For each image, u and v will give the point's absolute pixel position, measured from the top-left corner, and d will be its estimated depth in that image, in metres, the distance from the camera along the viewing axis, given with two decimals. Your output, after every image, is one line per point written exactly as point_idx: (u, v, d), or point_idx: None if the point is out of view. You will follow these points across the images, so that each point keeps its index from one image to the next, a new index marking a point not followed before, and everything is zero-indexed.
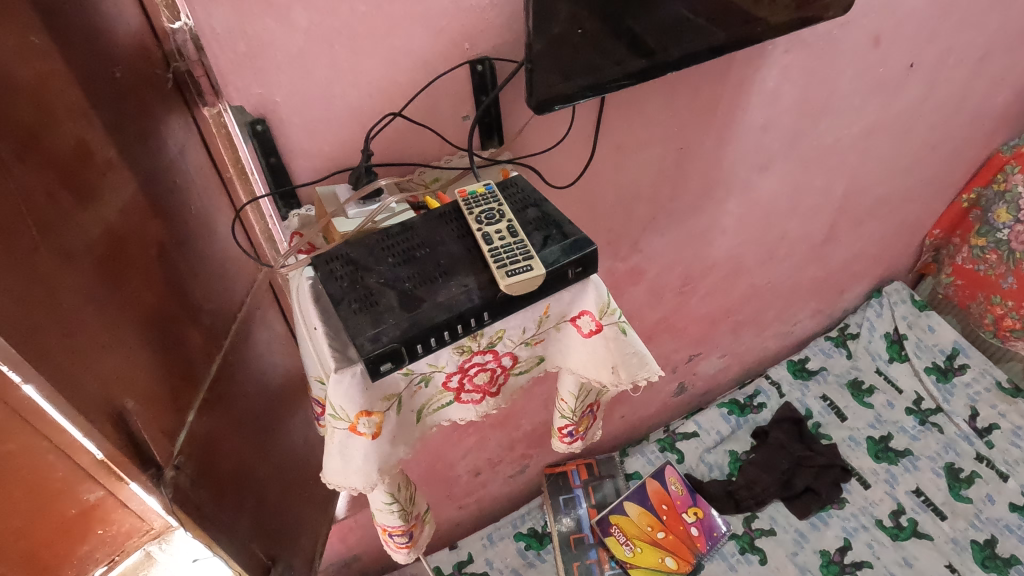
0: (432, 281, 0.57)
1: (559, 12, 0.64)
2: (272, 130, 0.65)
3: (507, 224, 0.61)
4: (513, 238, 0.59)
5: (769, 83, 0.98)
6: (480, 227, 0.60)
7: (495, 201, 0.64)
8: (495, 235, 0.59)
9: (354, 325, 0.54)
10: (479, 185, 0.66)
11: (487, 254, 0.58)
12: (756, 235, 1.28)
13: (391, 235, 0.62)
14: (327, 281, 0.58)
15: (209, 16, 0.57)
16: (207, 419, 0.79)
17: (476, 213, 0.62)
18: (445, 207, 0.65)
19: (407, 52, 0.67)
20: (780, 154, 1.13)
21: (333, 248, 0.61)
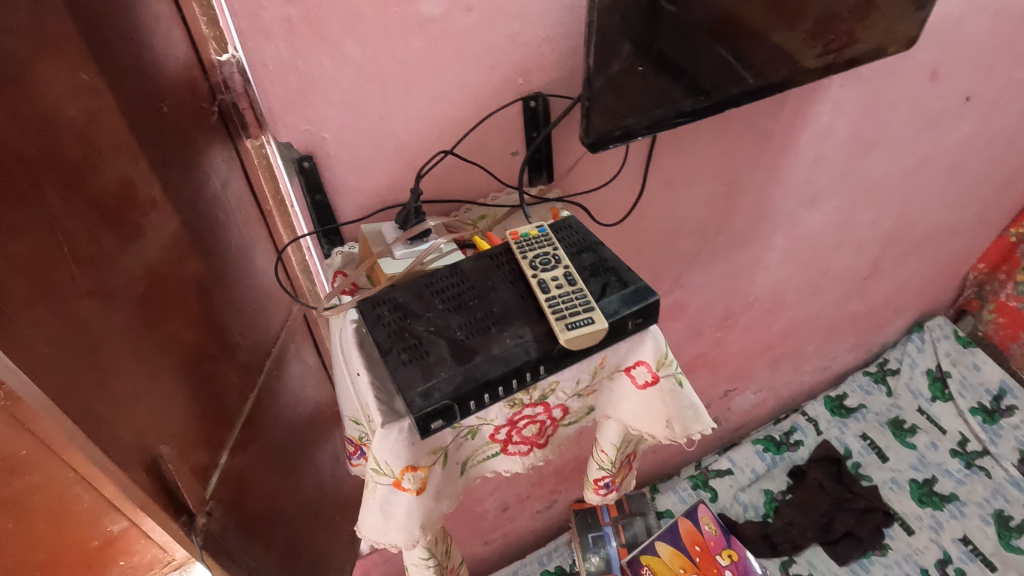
0: (486, 330, 0.53)
1: (621, 50, 0.61)
2: (319, 167, 0.63)
3: (564, 272, 0.57)
4: (572, 287, 0.55)
5: (822, 117, 0.94)
6: (535, 273, 0.56)
7: (549, 244, 0.60)
8: (553, 284, 0.55)
9: (403, 378, 0.50)
10: (532, 227, 0.62)
11: (544, 304, 0.54)
12: (800, 271, 1.24)
13: (439, 276, 0.58)
14: (373, 327, 0.54)
15: (262, 53, 0.54)
16: (240, 459, 0.76)
17: (530, 258, 0.58)
18: (496, 248, 0.61)
19: (459, 88, 0.65)
20: (828, 188, 1.09)
21: (379, 290, 0.57)
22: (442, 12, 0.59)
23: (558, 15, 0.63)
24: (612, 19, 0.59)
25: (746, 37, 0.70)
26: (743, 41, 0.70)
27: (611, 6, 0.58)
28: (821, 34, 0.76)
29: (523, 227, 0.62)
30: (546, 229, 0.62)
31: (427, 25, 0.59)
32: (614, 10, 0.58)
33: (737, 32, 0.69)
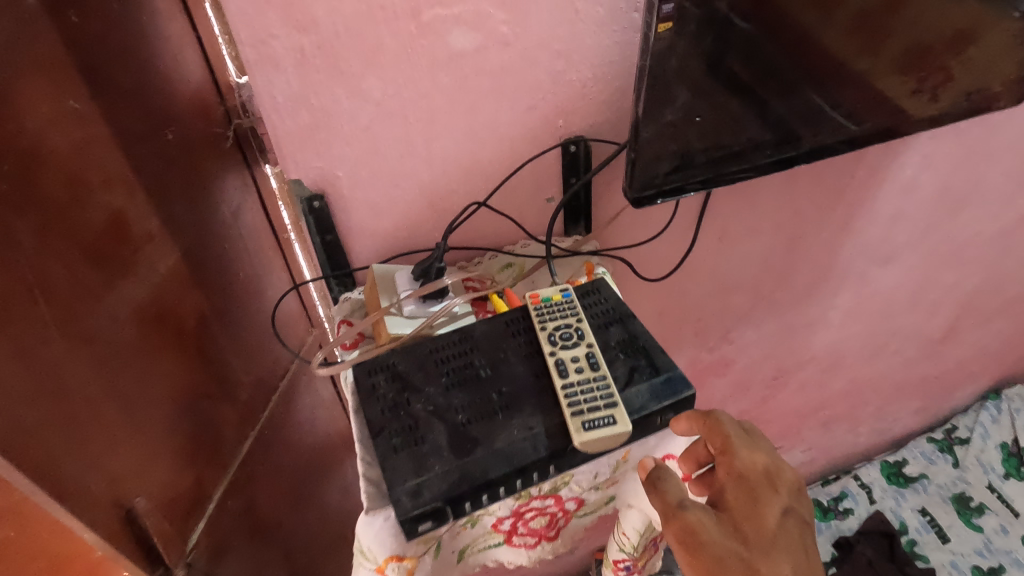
0: (491, 416, 0.46)
1: (677, 96, 0.54)
2: (331, 206, 0.58)
3: (585, 352, 0.49)
4: (593, 373, 0.48)
5: (906, 171, 0.83)
6: (553, 352, 0.49)
7: (572, 314, 0.52)
8: (572, 367, 0.48)
9: (392, 469, 0.43)
10: (556, 291, 0.55)
11: (560, 393, 0.46)
12: (865, 331, 1.12)
13: (446, 344, 0.51)
14: (366, 401, 0.48)
15: (271, 85, 0.49)
16: (236, 502, 0.72)
17: (548, 331, 0.51)
18: (513, 312, 0.54)
19: (490, 128, 0.58)
20: (906, 247, 0.98)
21: (377, 355, 0.51)
22: (474, 46, 0.52)
23: (607, 53, 0.56)
24: (666, 64, 0.51)
25: (825, 84, 0.60)
26: (822, 89, 0.60)
27: (666, 51, 0.50)
28: (917, 76, 0.63)
29: (547, 290, 0.55)
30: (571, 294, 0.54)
31: (457, 60, 0.52)
32: (670, 55, 0.50)
33: (815, 79, 0.59)
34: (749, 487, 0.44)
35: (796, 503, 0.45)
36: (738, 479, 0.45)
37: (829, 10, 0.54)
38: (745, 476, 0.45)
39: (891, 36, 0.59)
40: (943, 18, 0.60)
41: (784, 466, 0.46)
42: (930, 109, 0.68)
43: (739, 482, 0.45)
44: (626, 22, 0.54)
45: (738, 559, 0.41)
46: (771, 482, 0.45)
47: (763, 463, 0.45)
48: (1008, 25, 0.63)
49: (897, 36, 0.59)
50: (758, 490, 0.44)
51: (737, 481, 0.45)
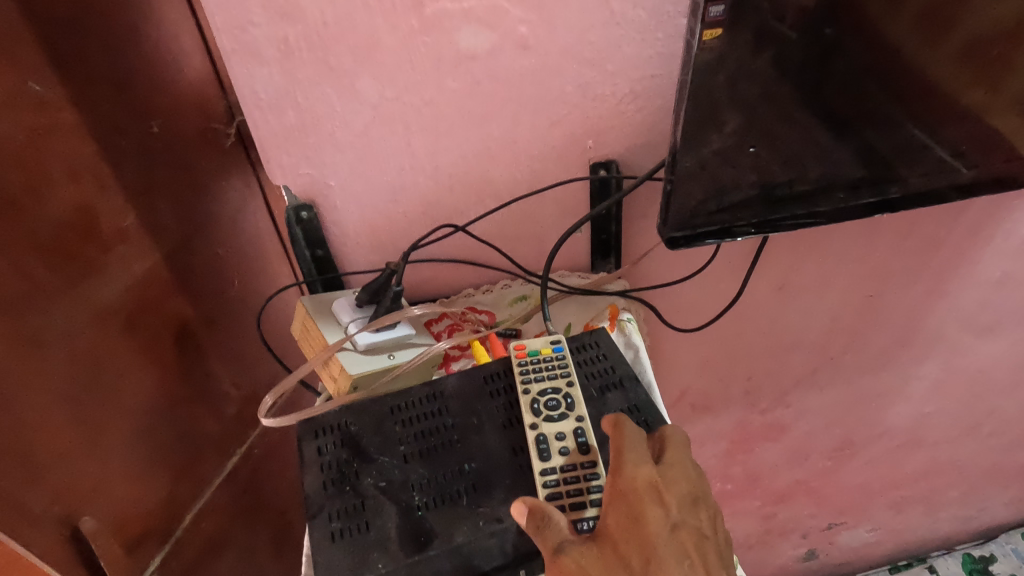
0: (450, 502, 0.40)
1: (726, 122, 0.44)
2: (321, 219, 0.52)
3: (574, 428, 0.43)
4: (579, 456, 0.42)
5: (1022, 228, 0.69)
6: (537, 425, 0.43)
7: (562, 376, 0.46)
8: (557, 447, 0.42)
9: (326, 563, 0.38)
10: (546, 345, 0.48)
11: (540, 480, 0.40)
12: (954, 408, 0.96)
13: (416, 402, 0.46)
14: (310, 470, 0.43)
15: (251, 78, 0.44)
16: (223, 526, 0.65)
17: (533, 397, 0.44)
18: (494, 366, 0.48)
19: (506, 144, 0.50)
20: (1017, 317, 0.82)
21: (331, 411, 0.46)
22: (487, 48, 0.45)
23: (647, 66, 0.47)
24: (714, 81, 0.42)
25: (923, 120, 0.48)
26: (917, 125, 0.49)
27: (715, 64, 0.41)
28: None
29: (536, 341, 0.49)
30: (561, 349, 0.48)
31: (466, 63, 0.45)
32: (720, 69, 0.41)
33: (909, 112, 0.48)
34: (632, 502, 0.37)
35: (693, 516, 0.38)
36: (621, 498, 0.37)
37: (936, 30, 0.44)
38: (631, 493, 0.37)
39: (1012, 62, 0.47)
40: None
41: (678, 470, 0.39)
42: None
43: (624, 500, 0.37)
44: (671, 29, 0.46)
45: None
46: (660, 496, 0.37)
47: (649, 475, 0.38)
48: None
49: (1019, 63, 0.47)
50: (645, 506, 0.37)
51: (620, 499, 0.37)
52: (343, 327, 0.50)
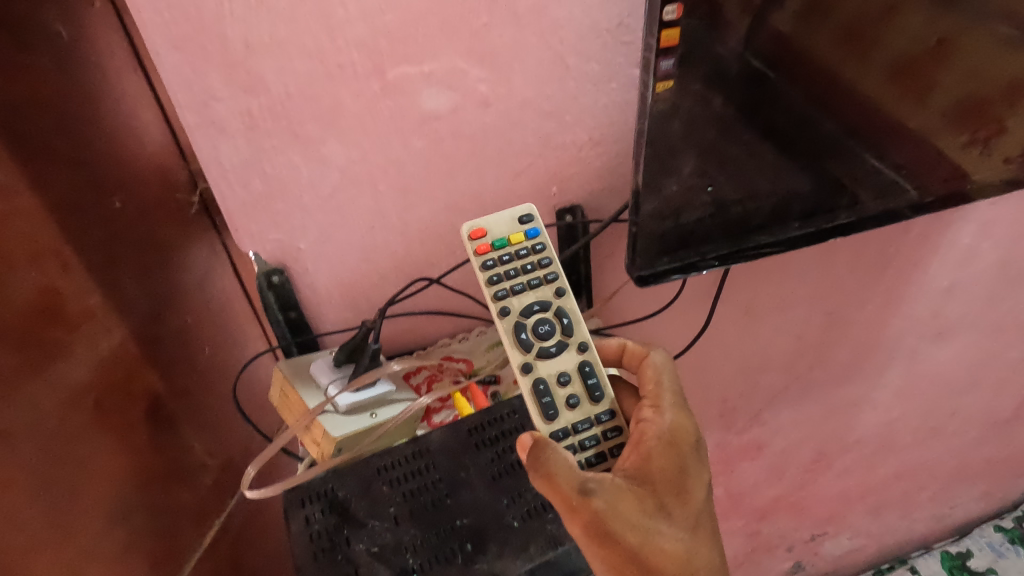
0: (447, 561, 0.41)
1: (682, 165, 0.46)
2: (293, 281, 0.52)
3: (573, 364, 0.47)
4: (589, 404, 0.46)
5: (962, 238, 0.73)
6: (536, 369, 0.47)
7: (549, 284, 0.48)
8: (562, 397, 0.46)
9: None
10: (517, 232, 0.48)
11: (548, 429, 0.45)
12: (918, 412, 0.99)
13: (403, 460, 0.46)
14: (300, 541, 0.42)
15: (216, 151, 0.44)
16: None
17: (524, 327, 0.47)
18: (478, 417, 0.49)
19: (472, 196, 0.51)
20: (967, 322, 0.85)
21: (318, 477, 0.46)
22: (449, 107, 0.46)
23: (604, 113, 0.49)
24: (669, 127, 0.44)
25: (841, 147, 0.51)
26: (839, 155, 0.52)
27: (669, 112, 0.43)
28: (962, 126, 0.53)
29: (508, 227, 0.48)
30: (536, 234, 0.48)
31: (430, 123, 0.46)
32: (673, 118, 0.43)
33: (831, 142, 0.51)
34: (678, 452, 0.43)
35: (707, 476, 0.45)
36: (672, 449, 0.43)
37: (858, 55, 0.46)
38: (679, 447, 0.43)
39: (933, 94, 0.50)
40: (1000, 61, 0.50)
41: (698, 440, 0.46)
42: (987, 168, 0.57)
43: (675, 452, 0.42)
44: (624, 79, 0.48)
45: (664, 534, 0.39)
46: (697, 454, 0.44)
47: (692, 438, 0.44)
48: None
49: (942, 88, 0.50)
50: (690, 462, 0.43)
51: (670, 448, 0.43)
52: (321, 389, 0.50)
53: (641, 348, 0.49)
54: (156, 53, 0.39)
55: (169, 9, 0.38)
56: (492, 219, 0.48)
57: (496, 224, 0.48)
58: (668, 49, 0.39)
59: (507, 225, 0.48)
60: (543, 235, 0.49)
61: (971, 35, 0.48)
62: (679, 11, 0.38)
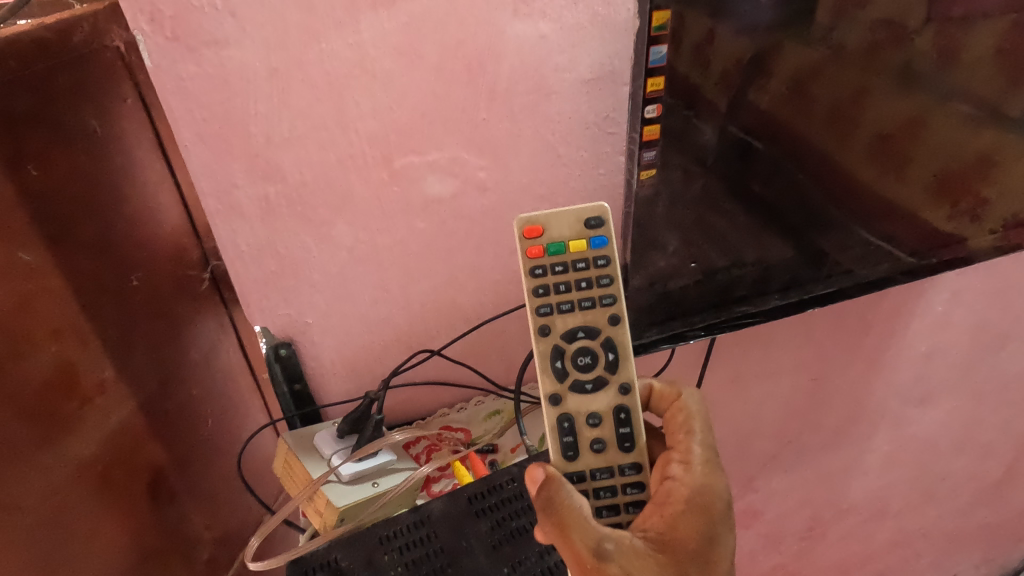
0: None
1: (667, 243, 0.50)
2: (300, 353, 0.54)
3: (608, 404, 0.47)
4: (616, 453, 0.46)
5: (935, 306, 0.77)
6: (566, 404, 0.46)
7: (603, 314, 0.47)
8: (587, 439, 0.46)
9: None
10: (581, 238, 0.46)
11: (564, 469, 0.46)
12: (909, 477, 1.00)
13: (404, 531, 0.47)
14: None
15: (234, 233, 0.47)
16: None
17: (565, 356, 0.46)
18: (477, 485, 0.50)
19: (472, 273, 0.55)
20: (948, 386, 0.88)
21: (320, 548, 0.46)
22: (451, 192, 0.50)
23: (593, 196, 0.53)
24: (653, 210, 0.47)
25: (807, 224, 0.55)
26: (807, 231, 0.56)
27: (653, 197, 0.47)
28: (932, 198, 0.59)
29: (572, 229, 0.46)
30: (600, 244, 0.46)
31: (433, 206, 0.50)
32: (656, 201, 0.47)
33: (799, 220, 0.55)
34: (705, 514, 0.44)
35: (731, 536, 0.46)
36: (701, 512, 0.44)
37: (841, 129, 0.52)
38: (709, 512, 0.44)
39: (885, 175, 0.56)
40: (964, 140, 0.56)
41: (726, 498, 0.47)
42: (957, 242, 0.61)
43: (704, 516, 0.44)
44: (611, 164, 0.52)
45: None
46: (725, 517, 0.45)
47: (721, 502, 0.45)
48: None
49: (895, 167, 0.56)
50: (717, 526, 0.44)
51: (699, 512, 0.44)
52: (325, 459, 0.51)
53: (672, 389, 0.50)
54: (185, 147, 0.43)
55: (200, 110, 0.42)
56: (557, 214, 0.46)
57: (560, 222, 0.46)
58: (650, 142, 0.44)
59: (571, 227, 0.46)
60: (608, 246, 0.47)
61: (937, 116, 0.54)
62: (659, 110, 0.43)
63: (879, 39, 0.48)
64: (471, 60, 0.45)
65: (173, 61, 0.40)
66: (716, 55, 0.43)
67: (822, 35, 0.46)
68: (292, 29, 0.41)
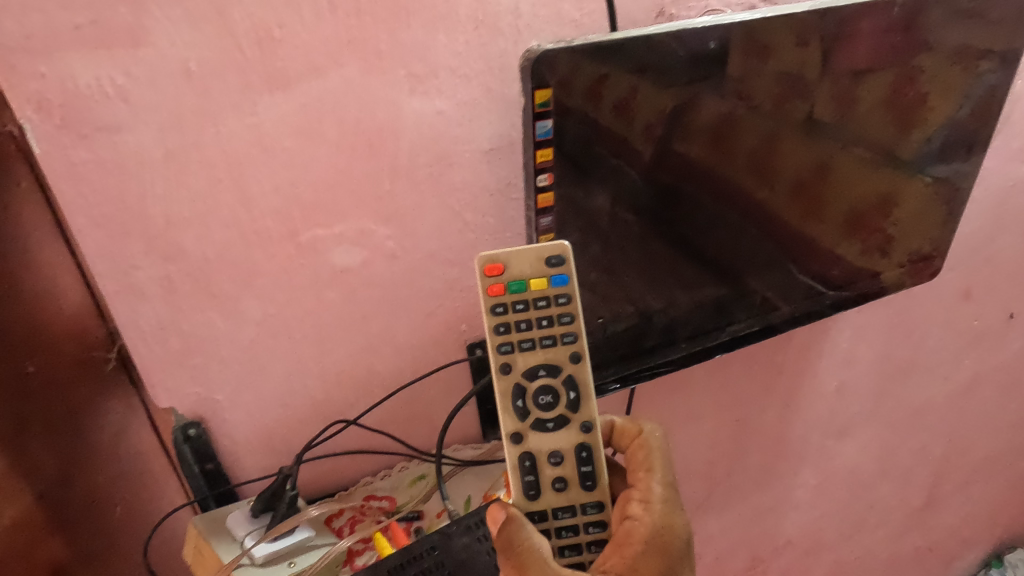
0: None
1: None
2: (210, 432, 0.53)
3: (570, 443, 0.46)
4: (578, 492, 0.45)
5: (840, 342, 0.82)
6: (528, 442, 0.45)
7: (564, 351, 0.46)
8: (549, 477, 0.45)
9: None
10: (541, 276, 0.46)
11: (525, 508, 0.45)
12: (838, 508, 1.03)
13: None
14: None
15: (135, 313, 0.46)
16: None
17: (526, 394, 0.45)
18: (394, 556, 0.49)
19: (387, 338, 0.55)
20: (862, 418, 0.93)
21: None
22: (360, 262, 0.51)
23: None
24: None
25: (711, 274, 0.58)
26: (712, 280, 0.58)
27: None
28: (847, 235, 0.63)
29: (533, 268, 0.46)
30: (561, 282, 0.46)
31: (343, 276, 0.51)
32: None
33: (704, 270, 0.57)
34: (664, 554, 0.44)
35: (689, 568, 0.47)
36: (661, 552, 0.44)
37: (761, 177, 0.55)
38: (669, 551, 0.45)
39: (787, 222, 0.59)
40: (857, 185, 0.61)
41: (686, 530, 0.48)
42: (852, 281, 0.66)
43: (665, 555, 0.44)
44: (517, 227, 0.54)
45: None
46: (684, 553, 0.46)
47: (681, 539, 0.46)
48: (922, 188, 0.65)
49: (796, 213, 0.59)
50: (676, 563, 0.45)
51: (659, 551, 0.44)
52: (237, 541, 0.50)
53: (633, 425, 0.49)
54: (78, 231, 0.42)
55: (93, 194, 0.41)
56: (518, 252, 0.46)
57: (521, 260, 0.46)
58: (545, 209, 0.47)
59: (532, 266, 0.46)
60: (568, 284, 0.46)
61: (842, 161, 0.58)
62: (551, 178, 0.46)
63: (784, 90, 0.52)
64: (372, 136, 0.46)
65: (63, 147, 0.40)
66: (638, 110, 0.46)
67: (735, 87, 0.50)
68: (188, 113, 0.41)
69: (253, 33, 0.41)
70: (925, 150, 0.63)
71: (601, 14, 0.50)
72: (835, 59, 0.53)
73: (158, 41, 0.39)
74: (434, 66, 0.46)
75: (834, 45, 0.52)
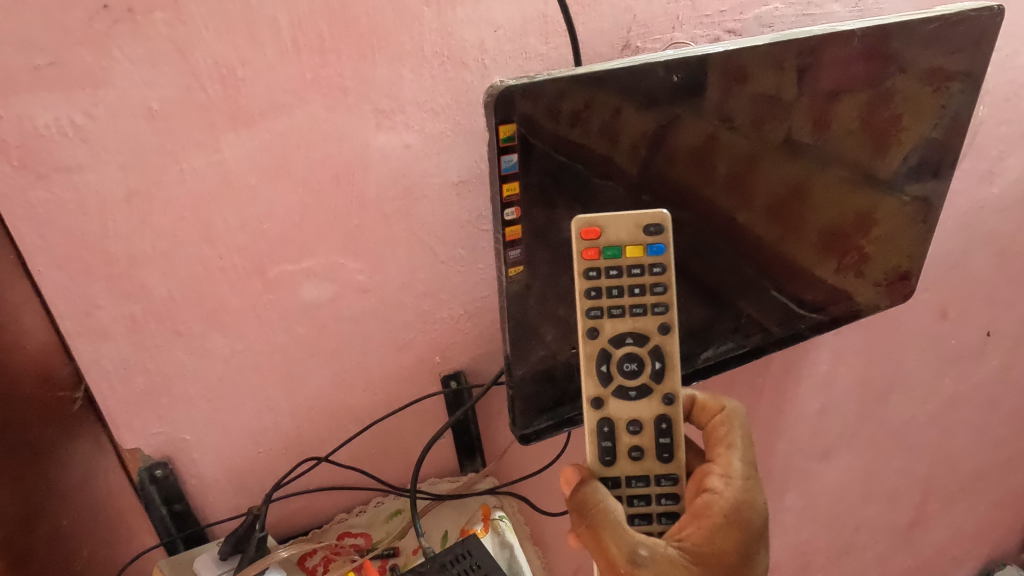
0: None
1: (545, 332, 0.52)
2: (178, 472, 0.52)
3: (651, 413, 0.47)
4: (653, 463, 0.47)
5: (819, 364, 0.82)
6: (608, 408, 0.47)
7: (655, 322, 0.47)
8: (625, 445, 0.47)
9: None
10: (639, 243, 0.47)
11: (597, 471, 0.47)
12: (824, 531, 1.03)
13: None
14: None
15: (98, 353, 0.45)
16: None
17: (611, 360, 0.47)
18: None
19: (359, 372, 0.54)
20: (845, 440, 0.92)
21: None
22: (330, 296, 0.50)
23: (475, 289, 0.55)
24: (527, 302, 0.49)
25: (689, 299, 0.58)
26: (689, 305, 0.58)
27: (525, 291, 0.49)
28: (828, 254, 0.63)
29: (629, 234, 0.47)
30: (657, 251, 0.47)
31: (312, 311, 0.50)
32: (529, 294, 0.49)
33: (681, 293, 0.57)
34: (741, 529, 0.45)
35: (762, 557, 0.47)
36: (738, 526, 0.45)
37: (741, 196, 0.55)
38: (744, 527, 0.45)
39: (769, 241, 0.59)
40: (843, 201, 0.61)
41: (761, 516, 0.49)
42: (832, 299, 0.66)
43: (740, 530, 0.45)
44: (488, 258, 0.54)
45: None
46: (758, 536, 0.46)
47: (758, 520, 0.46)
48: (901, 206, 0.65)
49: (779, 230, 0.59)
50: (750, 542, 0.46)
51: (736, 525, 0.45)
52: None
53: (716, 402, 0.51)
54: (38, 272, 0.42)
55: (54, 235, 0.41)
56: (615, 217, 0.47)
57: (618, 226, 0.47)
58: (513, 242, 0.46)
59: (630, 232, 0.47)
60: (664, 254, 0.47)
61: (821, 181, 0.58)
62: (518, 211, 0.46)
63: (763, 112, 0.52)
64: (339, 171, 0.46)
65: (22, 188, 0.39)
66: (623, 132, 0.47)
67: (713, 110, 0.50)
68: (150, 153, 0.41)
69: (216, 72, 0.41)
70: (902, 171, 0.63)
71: (566, 48, 0.50)
72: (812, 81, 0.53)
73: (119, 82, 0.39)
74: (400, 101, 0.46)
75: (809, 66, 0.52)
